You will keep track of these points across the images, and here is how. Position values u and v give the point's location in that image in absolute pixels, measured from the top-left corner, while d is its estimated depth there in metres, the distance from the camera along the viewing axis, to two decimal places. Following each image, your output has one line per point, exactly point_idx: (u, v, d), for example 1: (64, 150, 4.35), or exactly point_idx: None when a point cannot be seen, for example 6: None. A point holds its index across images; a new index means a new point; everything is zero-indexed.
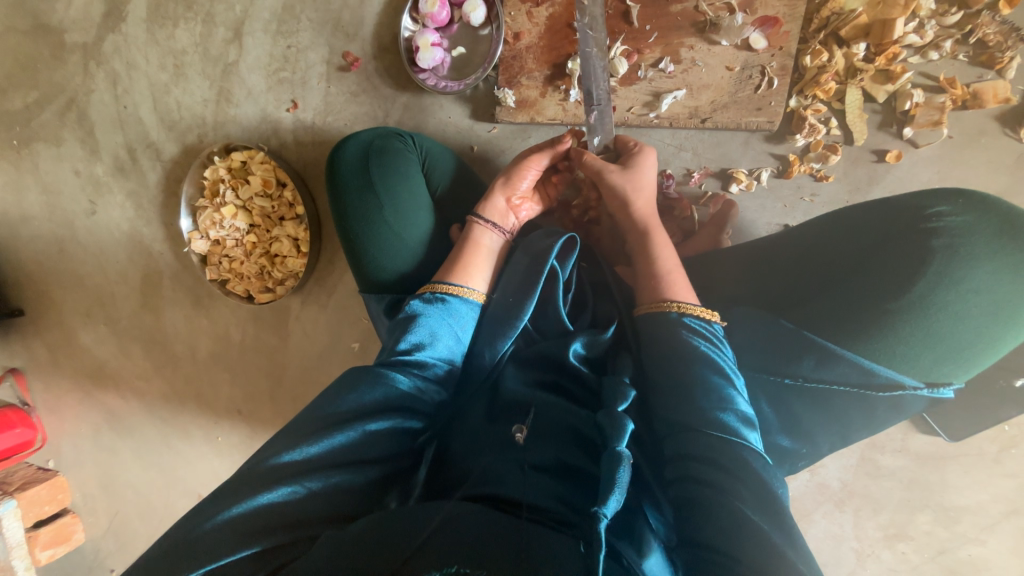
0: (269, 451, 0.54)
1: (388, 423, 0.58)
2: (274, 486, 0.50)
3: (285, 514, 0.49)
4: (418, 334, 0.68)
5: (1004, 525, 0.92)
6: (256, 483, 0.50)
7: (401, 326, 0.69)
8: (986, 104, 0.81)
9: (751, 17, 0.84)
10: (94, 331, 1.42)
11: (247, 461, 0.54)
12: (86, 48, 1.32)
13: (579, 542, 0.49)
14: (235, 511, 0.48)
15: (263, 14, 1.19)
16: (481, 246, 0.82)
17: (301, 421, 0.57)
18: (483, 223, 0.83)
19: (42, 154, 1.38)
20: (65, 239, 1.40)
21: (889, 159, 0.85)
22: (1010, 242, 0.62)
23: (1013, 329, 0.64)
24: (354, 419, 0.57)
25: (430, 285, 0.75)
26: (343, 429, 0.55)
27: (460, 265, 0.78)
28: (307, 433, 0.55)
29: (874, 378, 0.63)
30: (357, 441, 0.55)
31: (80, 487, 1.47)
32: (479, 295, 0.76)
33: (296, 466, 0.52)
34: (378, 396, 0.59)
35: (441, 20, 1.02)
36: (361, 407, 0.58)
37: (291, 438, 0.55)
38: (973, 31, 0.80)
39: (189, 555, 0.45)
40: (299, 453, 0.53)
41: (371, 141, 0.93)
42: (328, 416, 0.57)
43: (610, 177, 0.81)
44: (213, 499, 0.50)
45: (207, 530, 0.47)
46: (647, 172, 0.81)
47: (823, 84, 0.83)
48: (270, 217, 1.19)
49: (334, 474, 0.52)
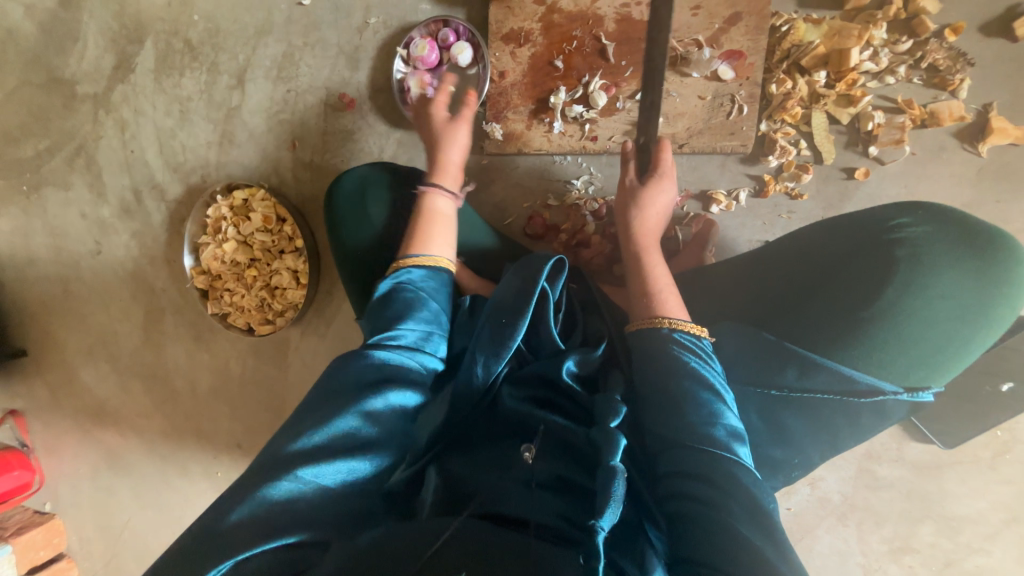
0: (278, 445, 0.58)
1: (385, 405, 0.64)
2: (286, 479, 0.54)
3: (299, 506, 0.53)
4: (397, 316, 0.75)
5: (1007, 533, 0.92)
6: (271, 475, 0.55)
7: (381, 312, 0.76)
8: (942, 122, 0.86)
9: (718, 51, 0.90)
10: (96, 369, 1.44)
11: (260, 454, 0.59)
12: (96, 98, 1.39)
13: (578, 554, 0.51)
14: (255, 506, 0.52)
15: (264, 62, 1.26)
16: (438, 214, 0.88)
17: (304, 414, 0.62)
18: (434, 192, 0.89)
19: (51, 199, 1.43)
20: (70, 279, 1.43)
21: (857, 176, 0.90)
22: (970, 248, 0.66)
23: (984, 332, 0.66)
24: (354, 404, 0.62)
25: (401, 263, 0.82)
26: (344, 415, 0.60)
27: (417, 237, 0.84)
28: (311, 424, 0.60)
29: (853, 385, 0.65)
30: (357, 426, 0.61)
31: (76, 529, 1.45)
32: (446, 263, 0.84)
33: (304, 454, 0.57)
34: (373, 378, 0.65)
35: (431, 62, 1.08)
36: (359, 390, 0.64)
37: (297, 430, 0.59)
38: (924, 57, 0.85)
39: (212, 554, 0.49)
40: (307, 441, 0.58)
41: (367, 176, 0.97)
42: (330, 406, 0.62)
43: (633, 185, 0.86)
44: (230, 496, 0.54)
45: (228, 526, 0.51)
46: (663, 193, 0.85)
47: (790, 109, 0.88)
48: (271, 251, 1.23)
49: (340, 459, 0.57)
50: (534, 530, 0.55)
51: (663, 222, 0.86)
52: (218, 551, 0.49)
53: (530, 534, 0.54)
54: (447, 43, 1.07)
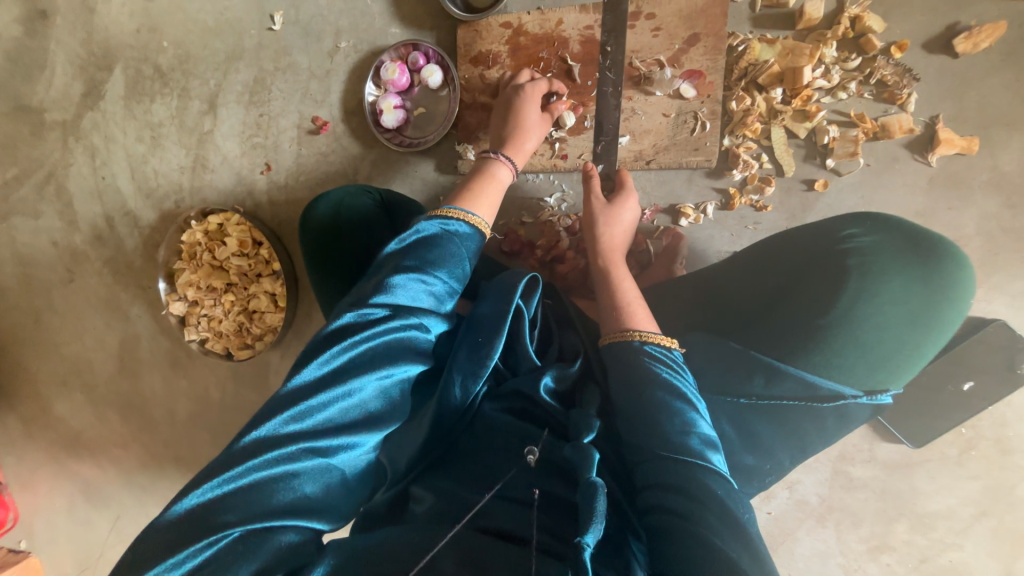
0: (254, 422, 0.54)
1: (375, 382, 0.60)
2: (293, 447, 0.53)
3: (281, 493, 0.52)
4: (429, 259, 0.68)
5: (977, 527, 0.95)
6: (249, 458, 0.51)
7: (411, 248, 0.68)
8: (893, 135, 0.89)
9: (678, 71, 0.93)
10: (70, 400, 1.40)
11: (256, 412, 0.55)
12: (65, 125, 1.37)
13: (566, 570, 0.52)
14: (229, 486, 0.50)
15: (236, 87, 1.26)
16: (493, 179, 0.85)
17: (283, 390, 0.56)
18: (500, 160, 0.87)
19: (20, 228, 1.41)
20: (41, 309, 1.40)
21: (816, 187, 0.93)
22: (915, 255, 0.68)
23: (935, 333, 0.69)
24: (343, 381, 0.57)
25: (442, 209, 0.75)
26: (361, 384, 0.58)
27: (464, 198, 0.80)
28: (291, 401, 0.55)
29: (816, 390, 0.68)
30: (347, 409, 0.57)
31: (53, 566, 1.41)
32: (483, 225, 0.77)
33: (287, 436, 0.53)
34: (366, 353, 0.60)
35: (402, 84, 1.10)
36: (350, 364, 0.58)
37: (277, 406, 0.55)
38: (872, 73, 0.89)
39: (184, 543, 0.47)
40: (291, 422, 0.54)
41: (343, 200, 0.97)
42: (314, 381, 0.56)
43: (598, 204, 0.90)
44: (199, 479, 0.51)
45: (201, 510, 0.49)
46: (623, 211, 0.90)
47: (750, 125, 0.91)
48: (248, 275, 1.22)
49: (326, 442, 0.55)
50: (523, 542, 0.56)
51: (626, 237, 0.90)
52: (192, 539, 0.47)
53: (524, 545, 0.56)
54: (417, 65, 1.08)
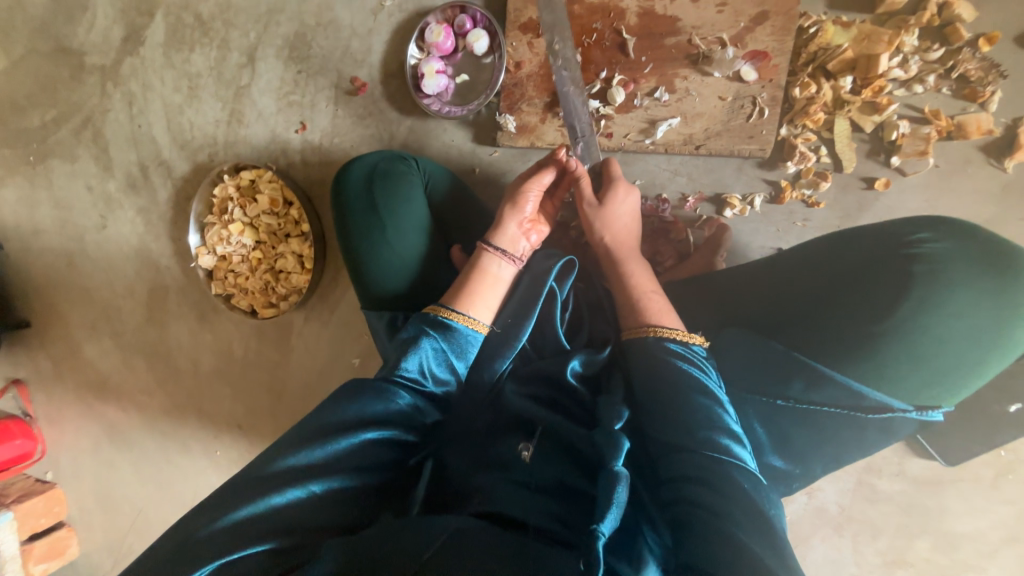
0: (268, 456, 0.56)
1: (385, 434, 0.61)
2: (283, 488, 0.53)
3: (292, 516, 0.52)
4: (420, 360, 0.68)
5: (1004, 552, 0.92)
6: (261, 485, 0.53)
7: (404, 345, 0.70)
8: (969, 135, 0.84)
9: (742, 51, 0.88)
10: (98, 344, 1.44)
11: (250, 463, 0.56)
12: (104, 70, 1.37)
13: (577, 560, 0.50)
14: (236, 518, 0.50)
15: (276, 41, 1.24)
16: (483, 272, 0.80)
17: (299, 427, 0.59)
18: (492, 250, 0.82)
19: (57, 170, 1.42)
20: (74, 252, 1.43)
21: (877, 187, 0.88)
22: (988, 268, 0.64)
23: (999, 353, 0.65)
24: (354, 427, 0.59)
25: (434, 307, 0.75)
26: (345, 436, 0.58)
27: (456, 292, 0.78)
28: (306, 439, 0.57)
29: (862, 401, 0.65)
30: (357, 448, 0.58)
31: (76, 500, 1.47)
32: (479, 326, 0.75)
33: (298, 469, 0.55)
34: (376, 407, 0.62)
35: (446, 49, 1.06)
36: (361, 415, 0.60)
37: (292, 442, 0.57)
38: (955, 67, 0.83)
39: (195, 554, 0.48)
40: (304, 456, 0.56)
41: (377, 165, 0.96)
42: (325, 423, 0.59)
43: (589, 208, 0.85)
44: (212, 503, 0.52)
45: (207, 534, 0.49)
46: (615, 207, 0.84)
47: (812, 114, 0.86)
48: (277, 234, 1.22)
49: (335, 479, 0.55)
50: (533, 530, 0.55)
51: (631, 228, 0.85)
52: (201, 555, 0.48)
53: (529, 534, 0.54)
54: (464, 29, 1.05)
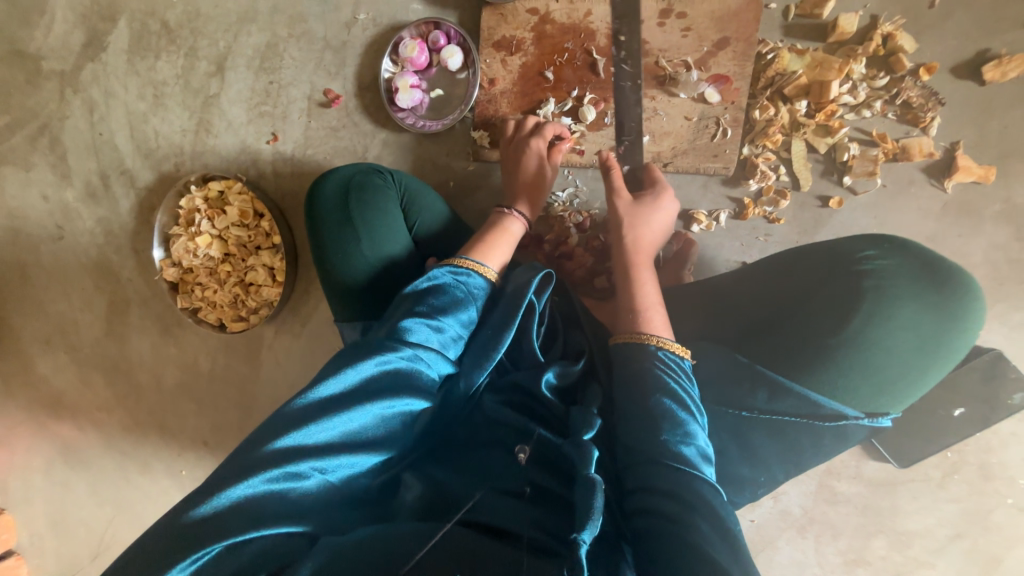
0: (260, 438, 0.55)
1: (394, 406, 0.61)
2: (273, 471, 0.52)
3: (280, 502, 0.52)
4: (428, 311, 0.70)
5: (951, 548, 0.97)
6: (257, 464, 0.52)
7: (411, 299, 0.71)
8: (913, 157, 0.90)
9: (705, 74, 0.92)
10: (53, 359, 1.37)
11: (240, 444, 0.55)
12: (63, 75, 1.32)
13: (561, 566, 0.50)
14: (227, 500, 0.50)
15: (247, 51, 1.22)
16: (506, 232, 0.86)
17: (290, 407, 0.58)
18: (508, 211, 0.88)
19: (10, 178, 1.36)
20: (27, 264, 1.36)
21: (831, 205, 0.93)
22: (929, 281, 0.69)
23: (940, 361, 0.70)
24: (360, 399, 0.59)
25: (454, 258, 0.79)
26: (346, 411, 0.58)
27: (484, 245, 0.83)
28: (309, 412, 0.57)
29: (818, 409, 0.69)
30: (356, 429, 0.58)
31: (27, 526, 1.39)
32: (490, 272, 0.80)
33: (300, 445, 0.55)
34: (383, 376, 0.62)
35: (420, 64, 1.07)
36: (362, 389, 0.60)
37: (289, 420, 0.56)
38: (898, 94, 0.90)
39: (175, 547, 0.47)
40: (301, 434, 0.55)
41: (352, 178, 0.95)
42: (328, 398, 0.58)
43: (625, 202, 0.86)
44: (203, 488, 0.51)
45: (194, 520, 0.49)
46: (653, 211, 0.85)
47: (772, 135, 0.91)
48: (247, 247, 1.20)
49: (338, 456, 0.56)
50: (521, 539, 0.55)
51: (655, 239, 0.84)
52: (185, 549, 0.47)
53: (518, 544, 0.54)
54: (438, 45, 1.06)
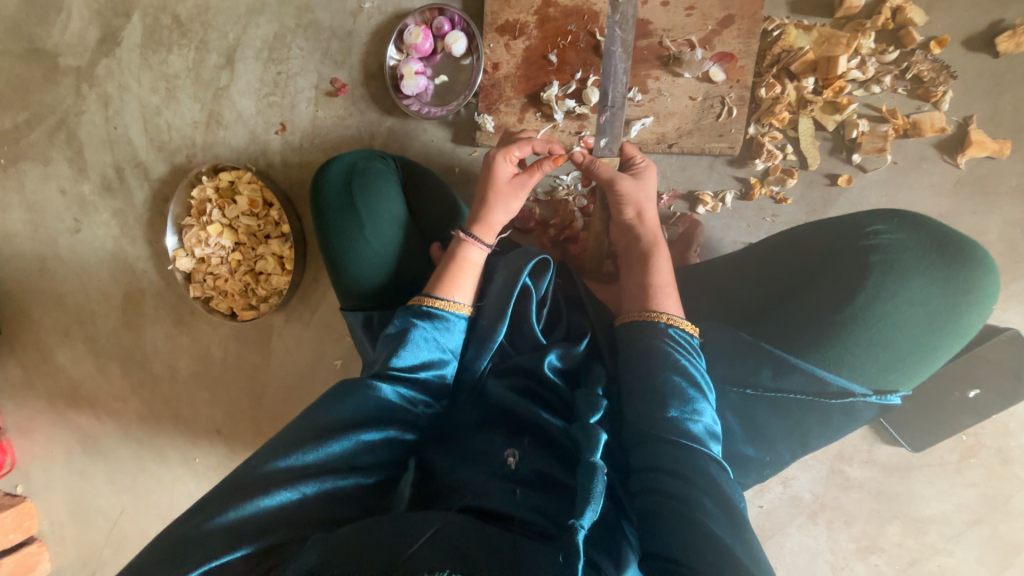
0: (261, 459, 0.57)
1: (382, 433, 0.62)
2: (272, 491, 0.53)
3: (282, 517, 0.53)
4: (408, 349, 0.69)
5: (968, 534, 0.95)
6: (251, 488, 0.53)
7: (393, 341, 0.70)
8: (924, 133, 0.88)
9: (710, 53, 0.91)
10: (72, 350, 1.41)
11: (242, 465, 0.57)
12: (79, 71, 1.35)
13: (557, 551, 0.51)
14: (229, 518, 0.51)
15: (255, 43, 1.24)
16: (468, 263, 0.81)
17: (290, 430, 0.60)
18: (471, 240, 0.83)
19: (29, 173, 1.39)
20: (47, 256, 1.40)
21: (840, 183, 0.92)
22: (939, 256, 0.67)
23: (950, 338, 0.68)
24: (346, 428, 0.60)
25: (418, 299, 0.75)
26: (338, 438, 0.58)
27: (448, 280, 0.79)
28: (297, 441, 0.58)
29: (826, 386, 0.67)
30: (350, 449, 0.59)
31: (48, 513, 1.42)
32: (462, 308, 0.76)
33: (289, 470, 0.55)
34: (368, 405, 0.62)
35: (425, 50, 1.07)
36: (355, 417, 0.61)
37: (285, 445, 0.58)
38: (909, 68, 0.88)
39: (184, 557, 0.49)
40: (296, 459, 0.56)
41: (355, 164, 0.97)
42: (322, 423, 0.59)
43: (631, 182, 0.81)
44: (203, 505, 0.53)
45: (206, 531, 0.50)
46: (648, 188, 0.83)
47: (778, 114, 0.90)
48: (256, 236, 1.21)
49: (329, 480, 0.56)
50: (518, 526, 0.57)
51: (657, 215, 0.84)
52: (193, 558, 0.49)
53: (514, 530, 0.56)
54: (442, 31, 1.07)
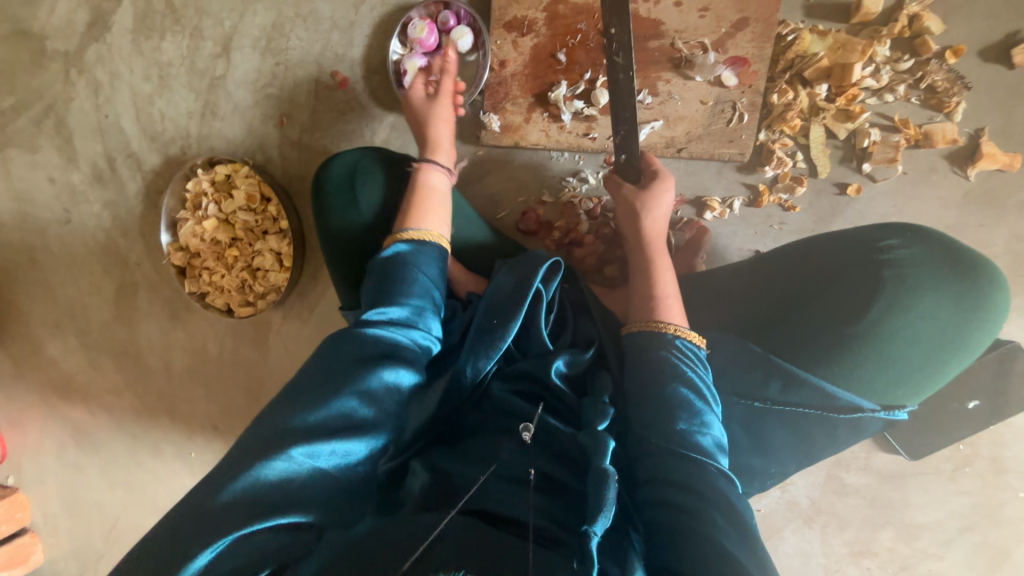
0: (268, 422, 0.56)
1: (383, 380, 0.61)
2: (278, 454, 0.52)
3: (289, 485, 0.51)
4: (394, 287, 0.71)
5: (960, 540, 0.97)
6: (259, 453, 0.52)
7: (377, 285, 0.72)
8: (936, 144, 0.88)
9: (723, 56, 0.89)
10: (63, 343, 1.38)
11: (250, 430, 0.56)
12: (68, 56, 1.30)
13: (571, 559, 0.51)
14: (237, 489, 0.50)
15: (253, 31, 1.20)
16: (432, 189, 0.85)
17: (296, 392, 0.59)
18: (431, 168, 0.86)
19: (17, 161, 1.35)
20: (36, 247, 1.36)
21: (849, 192, 0.91)
22: (952, 272, 0.67)
23: (960, 355, 0.68)
24: (349, 381, 0.59)
25: (393, 237, 0.77)
26: (343, 392, 0.58)
27: (416, 210, 0.81)
28: (304, 399, 0.57)
29: (835, 401, 0.67)
30: (356, 405, 0.58)
31: (41, 506, 1.41)
32: (436, 235, 0.78)
33: (296, 429, 0.54)
34: (369, 351, 0.62)
35: (429, 45, 1.05)
36: (358, 369, 0.60)
37: (292, 404, 0.57)
38: (923, 77, 0.87)
39: (193, 539, 0.47)
40: (302, 418, 0.55)
41: (358, 161, 0.92)
42: (328, 378, 0.59)
43: (631, 192, 0.83)
44: (214, 477, 0.52)
45: (211, 509, 0.49)
46: (654, 195, 0.82)
47: (789, 120, 0.89)
48: (254, 231, 1.19)
49: (334, 437, 0.55)
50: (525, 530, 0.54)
51: (662, 226, 0.82)
52: (201, 538, 0.47)
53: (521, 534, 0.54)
54: (447, 26, 1.04)
